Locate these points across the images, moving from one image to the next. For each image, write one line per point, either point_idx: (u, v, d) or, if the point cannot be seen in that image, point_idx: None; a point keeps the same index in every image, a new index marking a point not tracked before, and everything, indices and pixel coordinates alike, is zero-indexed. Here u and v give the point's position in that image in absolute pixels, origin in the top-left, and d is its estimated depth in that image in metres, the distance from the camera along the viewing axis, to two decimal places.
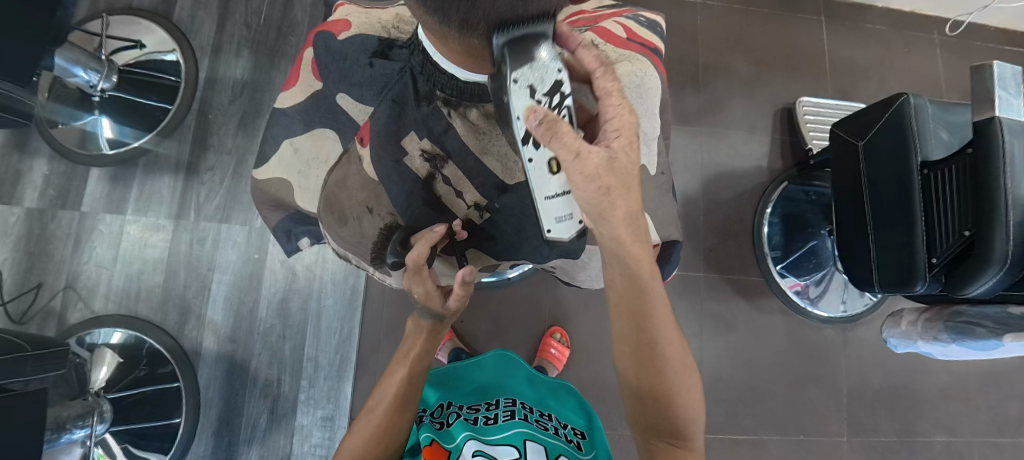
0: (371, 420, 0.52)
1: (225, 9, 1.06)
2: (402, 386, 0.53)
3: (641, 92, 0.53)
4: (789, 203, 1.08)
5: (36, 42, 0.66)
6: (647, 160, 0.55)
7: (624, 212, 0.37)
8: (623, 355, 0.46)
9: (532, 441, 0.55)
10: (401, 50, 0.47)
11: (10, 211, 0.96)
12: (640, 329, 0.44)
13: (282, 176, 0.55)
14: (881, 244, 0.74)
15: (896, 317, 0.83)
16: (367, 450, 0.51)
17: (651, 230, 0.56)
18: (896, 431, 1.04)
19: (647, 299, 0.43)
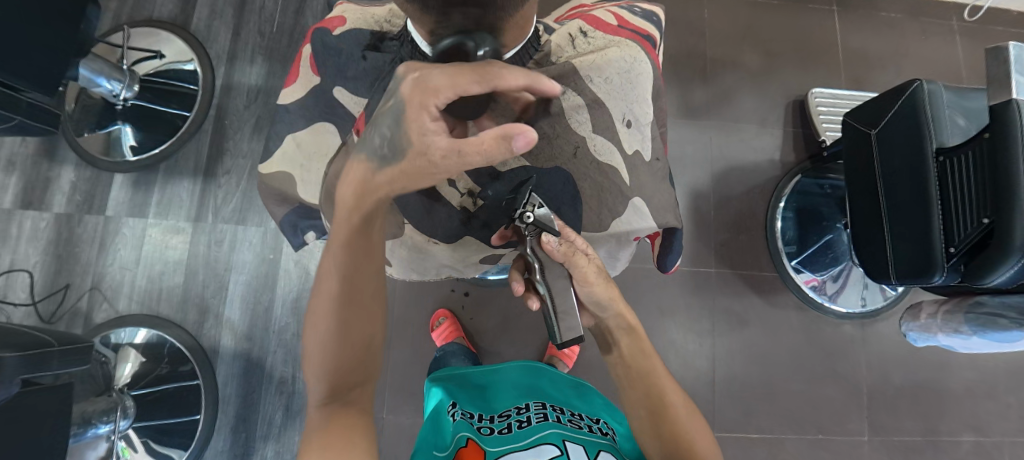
0: (325, 323, 0.39)
1: (239, 17, 1.10)
2: (348, 249, 0.37)
3: (630, 78, 0.56)
4: (802, 196, 1.06)
5: (59, 51, 0.70)
6: (640, 145, 0.57)
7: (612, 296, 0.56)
8: (631, 397, 0.54)
9: (570, 441, 0.50)
10: (391, 42, 0.54)
11: (41, 216, 1.01)
12: (642, 369, 0.54)
13: (284, 170, 0.54)
14: (896, 234, 0.72)
15: (914, 310, 0.80)
16: (345, 360, 0.41)
17: (644, 214, 0.56)
18: (921, 430, 1.01)
19: (639, 342, 0.56)
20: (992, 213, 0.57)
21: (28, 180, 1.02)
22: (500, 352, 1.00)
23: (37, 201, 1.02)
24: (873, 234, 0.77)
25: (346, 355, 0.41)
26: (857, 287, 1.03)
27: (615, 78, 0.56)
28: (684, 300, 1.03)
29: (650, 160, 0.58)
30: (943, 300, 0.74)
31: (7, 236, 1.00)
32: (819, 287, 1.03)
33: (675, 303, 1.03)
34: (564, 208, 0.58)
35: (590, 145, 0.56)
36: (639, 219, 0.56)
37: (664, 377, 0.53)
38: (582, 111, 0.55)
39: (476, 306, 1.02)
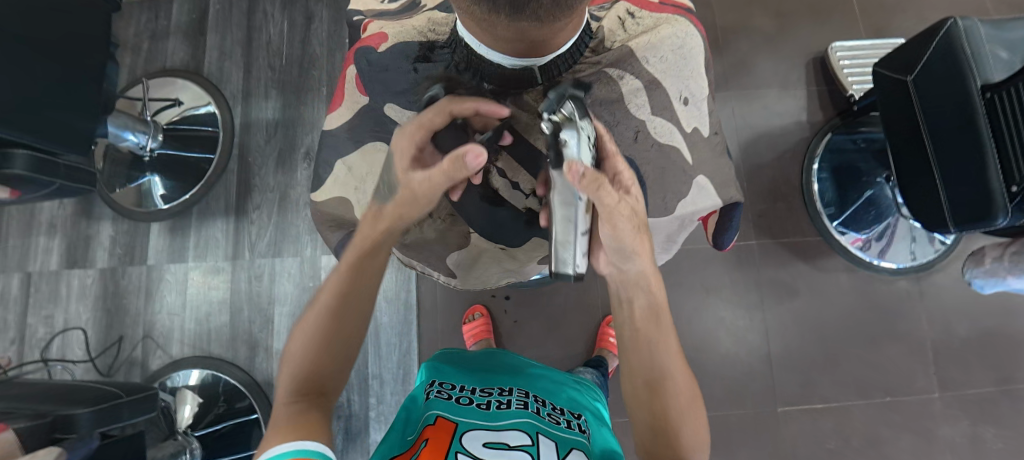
0: (316, 312, 0.43)
1: (249, 55, 1.11)
2: (350, 264, 0.44)
3: (684, 54, 0.55)
4: (836, 155, 1.03)
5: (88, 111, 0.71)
6: (699, 121, 0.57)
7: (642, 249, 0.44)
8: (632, 377, 0.47)
9: (544, 435, 0.49)
10: (442, 50, 0.54)
11: (87, 273, 1.04)
12: (651, 352, 0.45)
13: (341, 194, 0.59)
14: (948, 180, 0.68)
15: (977, 256, 0.77)
16: (321, 356, 0.42)
17: (708, 190, 0.57)
18: (994, 380, 0.96)
19: (658, 318, 0.45)
20: None
21: (70, 240, 1.06)
22: (547, 351, 0.99)
23: (81, 259, 1.05)
24: (922, 183, 0.73)
25: (324, 349, 0.42)
26: (904, 241, 0.99)
27: (671, 56, 0.55)
28: (727, 276, 1.02)
29: (709, 134, 0.57)
30: (1009, 242, 0.70)
31: (59, 297, 1.04)
32: (866, 247, 1.00)
33: (719, 281, 1.01)
34: None
35: (651, 128, 0.56)
36: (704, 197, 0.57)
37: (673, 361, 0.45)
38: (641, 94, 0.55)
39: (519, 308, 1.01)
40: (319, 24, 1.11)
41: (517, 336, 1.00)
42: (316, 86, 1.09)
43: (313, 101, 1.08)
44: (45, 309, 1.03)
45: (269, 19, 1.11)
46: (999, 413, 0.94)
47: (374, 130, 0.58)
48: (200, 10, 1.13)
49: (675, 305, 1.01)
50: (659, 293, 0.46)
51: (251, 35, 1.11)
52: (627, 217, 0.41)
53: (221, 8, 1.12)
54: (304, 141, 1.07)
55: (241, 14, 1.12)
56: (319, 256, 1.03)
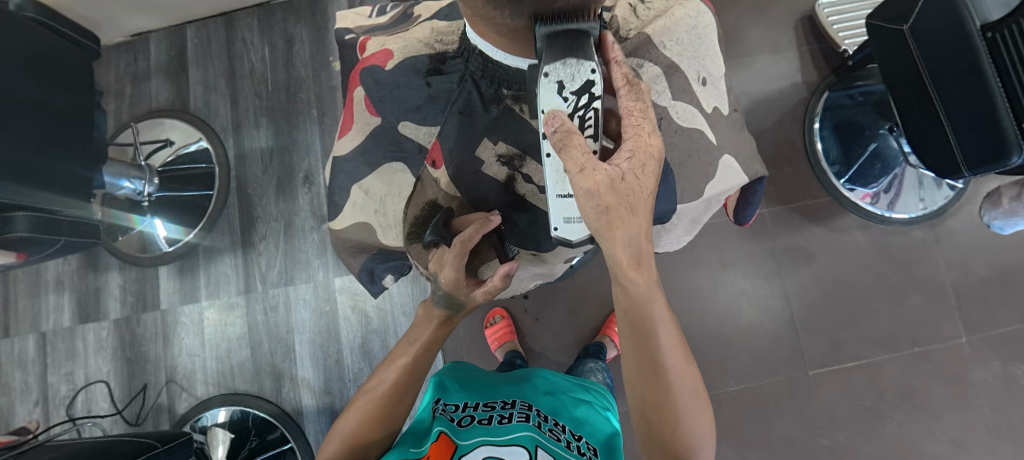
0: (369, 403, 0.47)
1: (234, 86, 1.10)
2: (402, 374, 0.48)
3: (698, 34, 0.56)
4: (836, 113, 1.02)
5: (72, 158, 0.69)
6: (717, 101, 0.57)
7: (624, 233, 0.37)
8: (627, 372, 0.43)
9: (542, 449, 0.49)
10: (454, 61, 0.55)
11: (101, 326, 1.04)
12: (643, 349, 0.41)
13: (362, 219, 0.57)
14: (955, 126, 0.64)
15: (995, 197, 0.77)
16: (362, 437, 0.47)
17: (737, 167, 0.56)
18: (1020, 317, 0.95)
19: (647, 313, 0.40)
20: None
21: (80, 295, 1.05)
22: (572, 345, 0.98)
23: (94, 312, 1.04)
24: (927, 131, 0.69)
25: (370, 435, 0.47)
26: (912, 190, 0.98)
27: (685, 37, 0.55)
28: (742, 247, 1.01)
29: (729, 112, 0.59)
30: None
31: (76, 353, 1.03)
32: (875, 201, 0.99)
33: (734, 253, 1.01)
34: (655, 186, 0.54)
35: (673, 113, 0.54)
36: (732, 176, 0.56)
37: (670, 354, 0.41)
38: (661, 80, 0.54)
39: (538, 305, 1.00)
40: (299, 46, 1.09)
41: (540, 334, 0.99)
42: (305, 109, 1.07)
43: (305, 124, 1.07)
44: (64, 366, 1.03)
45: (249, 47, 1.10)
46: None
47: (388, 151, 0.57)
48: (179, 46, 1.11)
49: (693, 282, 1.01)
50: (642, 281, 0.40)
51: (234, 65, 1.10)
52: (586, 189, 0.36)
53: (199, 42, 1.11)
54: (301, 165, 1.06)
55: (220, 45, 1.10)
56: (331, 279, 1.02)
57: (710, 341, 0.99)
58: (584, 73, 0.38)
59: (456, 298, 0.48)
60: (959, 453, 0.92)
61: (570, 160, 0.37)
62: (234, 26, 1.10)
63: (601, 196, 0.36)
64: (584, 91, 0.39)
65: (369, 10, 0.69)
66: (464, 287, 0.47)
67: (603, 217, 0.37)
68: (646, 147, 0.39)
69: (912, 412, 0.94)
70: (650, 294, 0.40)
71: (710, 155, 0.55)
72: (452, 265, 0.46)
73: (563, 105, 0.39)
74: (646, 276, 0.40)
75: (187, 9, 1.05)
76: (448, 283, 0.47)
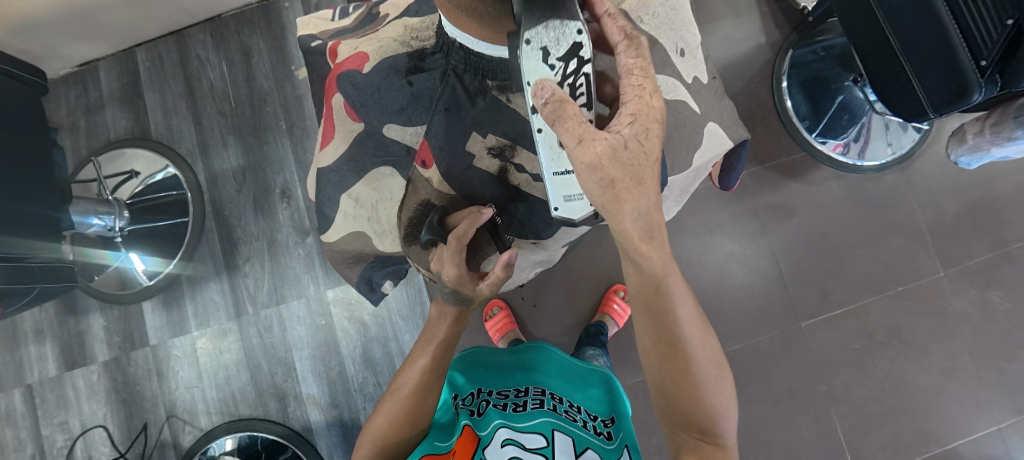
0: (396, 404, 0.49)
1: (195, 106, 1.06)
2: (425, 374, 0.49)
3: (672, 5, 0.56)
4: (801, 70, 1.04)
5: (34, 201, 0.66)
6: (696, 71, 0.58)
7: (630, 206, 0.38)
8: (646, 349, 0.45)
9: (560, 431, 0.52)
10: (435, 55, 0.52)
11: (90, 370, 1.00)
12: (660, 326, 0.43)
13: (356, 229, 0.58)
14: (917, 68, 0.65)
15: (961, 135, 0.80)
16: (393, 437, 0.48)
17: (720, 134, 0.58)
18: (990, 246, 0.99)
19: (664, 289, 0.41)
20: None
21: (62, 342, 1.01)
22: (572, 326, 1.00)
23: (80, 357, 1.00)
24: (893, 78, 0.70)
25: (401, 435, 0.49)
26: (879, 138, 1.01)
27: (661, 10, 0.55)
28: (726, 211, 1.03)
29: (708, 80, 0.60)
30: (986, 115, 0.72)
31: (68, 401, 0.99)
32: (846, 151, 1.02)
33: (720, 218, 1.03)
34: None
35: (656, 87, 0.54)
36: (718, 143, 0.57)
37: (689, 328, 0.42)
38: None
39: (534, 292, 1.00)
40: (258, 58, 1.05)
41: (540, 320, 1.00)
42: (273, 122, 1.04)
43: (275, 138, 1.04)
44: (57, 416, 0.99)
45: (205, 64, 1.06)
46: (1002, 276, 0.98)
47: (376, 156, 0.57)
48: (131, 71, 1.06)
49: (682, 251, 1.03)
50: (656, 258, 0.41)
51: (192, 85, 1.06)
52: (587, 164, 0.37)
53: (152, 65, 1.06)
54: (276, 181, 1.03)
55: (174, 66, 1.06)
56: (324, 291, 1.00)
57: (704, 305, 1.02)
58: (568, 37, 0.38)
59: (463, 294, 0.48)
60: (947, 381, 0.97)
61: (567, 131, 0.37)
62: (187, 44, 1.06)
63: (604, 168, 0.37)
64: (572, 57, 0.38)
65: (331, 12, 0.67)
66: (468, 282, 0.47)
67: (606, 191, 0.38)
68: (648, 111, 0.39)
69: (901, 349, 0.98)
70: (664, 271, 0.41)
71: (690, 123, 0.55)
72: (452, 261, 0.46)
73: (549, 73, 0.38)
74: (657, 251, 0.41)
75: (133, 31, 1.00)
76: (451, 280, 0.47)
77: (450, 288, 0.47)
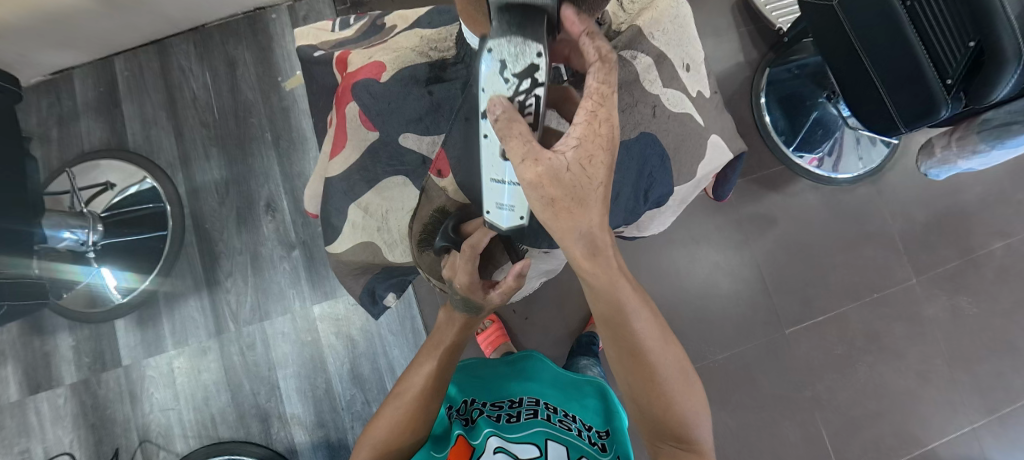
0: (399, 409, 0.49)
1: (176, 117, 1.03)
2: (429, 381, 0.50)
3: (680, 23, 0.58)
4: (777, 88, 1.09)
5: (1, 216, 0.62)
6: (699, 85, 0.60)
7: (571, 228, 0.37)
8: (613, 360, 0.47)
9: (554, 440, 0.52)
10: (455, 67, 0.56)
11: (56, 393, 0.94)
12: (620, 338, 0.44)
13: (365, 240, 0.57)
14: (889, 85, 0.70)
15: (929, 149, 0.85)
16: (394, 442, 0.49)
17: (722, 145, 0.60)
18: (957, 254, 1.05)
19: (615, 303, 0.42)
20: (975, 36, 0.55)
21: (25, 364, 0.95)
22: (563, 338, 1.00)
23: (45, 381, 0.94)
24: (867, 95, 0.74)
25: (401, 440, 0.49)
26: (851, 152, 1.07)
27: (671, 27, 0.57)
28: (711, 222, 1.06)
29: (710, 95, 0.62)
30: (953, 129, 0.77)
31: (30, 427, 0.93)
32: (821, 164, 1.07)
33: (705, 229, 1.06)
34: (655, 172, 0.56)
35: (665, 100, 0.56)
36: (720, 155, 0.60)
37: (646, 338, 0.44)
38: (653, 69, 0.55)
39: (525, 305, 1.00)
40: (244, 69, 1.03)
41: (531, 332, 1.00)
42: (259, 134, 1.02)
43: (261, 150, 1.02)
44: (18, 444, 0.93)
45: (188, 74, 1.03)
46: (969, 283, 1.04)
47: (388, 165, 0.57)
48: (108, 80, 1.03)
49: (670, 261, 1.05)
50: (606, 271, 0.41)
51: (173, 95, 1.03)
52: (529, 182, 0.35)
53: (131, 74, 1.03)
54: (262, 193, 1.01)
55: (155, 76, 1.03)
56: (309, 307, 0.98)
57: (693, 314, 1.04)
58: (527, 56, 0.36)
59: (474, 301, 0.48)
60: (923, 384, 1.00)
61: (512, 149, 0.35)
62: (169, 53, 1.03)
63: (544, 188, 0.35)
64: (526, 76, 0.37)
65: (330, 23, 0.66)
66: (479, 290, 0.47)
67: (547, 208, 0.37)
68: (596, 138, 0.37)
69: (879, 354, 1.02)
70: (618, 286, 0.42)
71: (694, 135, 0.57)
72: (465, 269, 0.45)
73: (503, 87, 0.37)
74: (603, 267, 0.41)
75: (112, 40, 0.97)
76: (463, 287, 0.46)
77: (460, 294, 0.47)
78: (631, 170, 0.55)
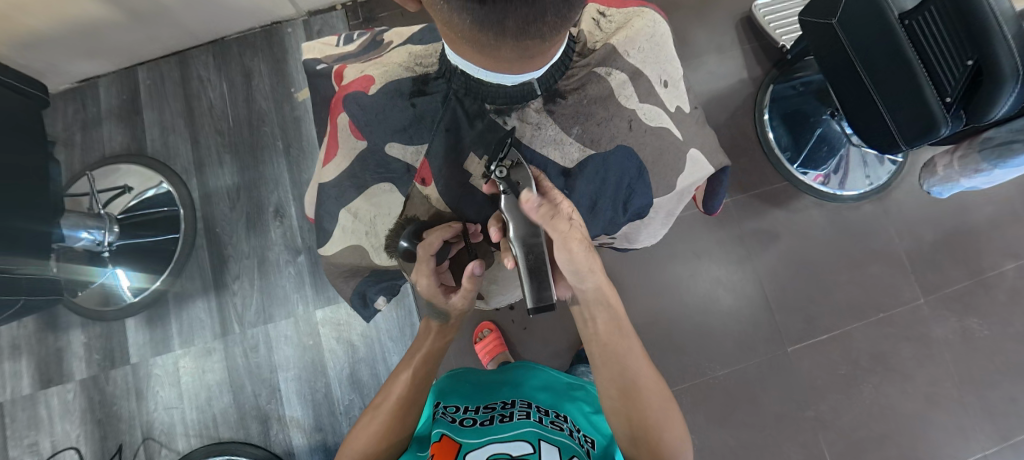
0: (378, 420, 0.52)
1: (193, 124, 1.07)
2: (409, 387, 0.53)
3: (656, 41, 0.59)
4: (780, 103, 1.10)
5: (24, 217, 0.66)
6: (678, 101, 0.61)
7: (600, 271, 0.48)
8: (609, 391, 0.53)
9: (546, 441, 0.52)
10: (437, 80, 0.54)
11: (66, 388, 0.97)
12: (620, 358, 0.51)
13: (353, 243, 0.59)
14: (888, 101, 0.70)
15: (931, 166, 0.85)
16: (376, 450, 0.51)
17: (700, 159, 0.60)
18: (967, 274, 1.03)
19: (621, 330, 0.52)
20: (973, 55, 0.55)
21: (39, 358, 0.98)
22: (561, 350, 1.00)
23: (56, 375, 0.97)
24: (870, 110, 0.75)
25: (379, 447, 0.51)
26: (857, 169, 1.06)
27: (646, 45, 0.58)
28: (712, 237, 1.06)
29: (689, 110, 0.63)
30: (954, 147, 0.77)
31: (40, 421, 0.96)
32: (826, 181, 1.06)
33: (706, 244, 1.06)
34: (634, 183, 0.58)
35: (642, 115, 0.57)
36: (701, 169, 0.60)
37: (642, 367, 0.52)
38: (628, 85, 0.56)
39: (524, 314, 1.01)
40: (259, 80, 1.08)
41: (529, 341, 1.01)
42: (271, 142, 1.06)
43: (272, 158, 1.05)
44: (27, 437, 0.95)
45: (206, 83, 1.08)
46: (979, 304, 1.01)
47: (376, 172, 0.58)
48: (130, 88, 1.08)
49: (671, 275, 1.05)
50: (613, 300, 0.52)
51: (191, 104, 1.07)
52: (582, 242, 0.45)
53: (153, 82, 1.08)
54: (272, 200, 1.04)
55: (174, 85, 1.08)
56: (312, 311, 1.00)
57: (693, 329, 1.03)
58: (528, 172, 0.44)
59: (438, 305, 0.54)
60: (932, 407, 0.98)
61: (563, 224, 0.43)
62: (188, 63, 1.08)
63: (587, 244, 0.46)
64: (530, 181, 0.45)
65: (335, 38, 0.69)
66: (441, 295, 0.53)
67: (590, 259, 0.46)
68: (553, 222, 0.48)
69: (885, 375, 1.00)
70: (621, 319, 0.52)
71: (672, 148, 0.58)
72: (424, 274, 0.51)
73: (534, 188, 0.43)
74: (615, 301, 0.52)
75: (136, 51, 1.02)
76: (425, 291, 0.52)
77: (424, 297, 0.53)
78: (608, 182, 0.57)
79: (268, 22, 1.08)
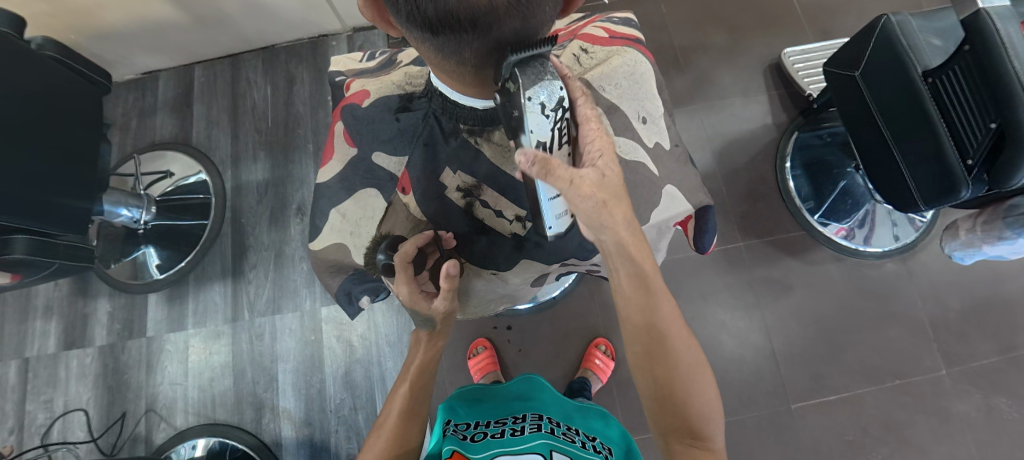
0: (381, 439, 0.52)
1: (236, 121, 1.15)
2: (406, 402, 0.53)
3: (636, 80, 0.61)
4: (804, 152, 1.08)
5: (77, 192, 0.73)
6: (658, 137, 0.62)
7: (622, 218, 0.43)
8: (636, 356, 0.49)
9: (559, 452, 0.52)
10: (420, 100, 0.60)
11: (85, 352, 1.04)
12: (650, 325, 0.47)
13: (338, 241, 0.60)
14: (907, 158, 0.68)
15: (953, 230, 0.81)
16: None
17: (679, 198, 0.59)
18: (996, 350, 0.96)
19: (648, 288, 0.46)
20: (996, 117, 0.53)
21: (67, 320, 1.05)
22: (553, 376, 0.99)
23: (79, 339, 1.04)
24: (888, 166, 0.73)
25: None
26: (885, 226, 1.03)
27: (624, 82, 0.61)
28: (720, 280, 1.04)
29: (670, 147, 0.62)
30: (978, 212, 0.73)
31: (58, 379, 1.02)
32: (849, 235, 1.03)
33: (714, 286, 1.04)
34: None
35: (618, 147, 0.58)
36: (677, 204, 0.59)
37: (672, 328, 0.47)
38: (602, 118, 0.60)
39: (520, 336, 1.01)
40: (300, 86, 1.15)
41: (523, 364, 1.00)
42: (302, 144, 1.13)
43: (302, 158, 1.12)
44: (44, 393, 1.02)
45: (252, 85, 1.16)
46: (1008, 383, 0.94)
47: (364, 178, 0.61)
48: (186, 83, 1.18)
49: None
50: (644, 258, 0.46)
51: (237, 102, 1.16)
52: (586, 196, 0.41)
53: (206, 80, 1.17)
54: (296, 198, 1.10)
55: (225, 83, 1.17)
56: (319, 308, 1.03)
57: None
58: (555, 91, 0.39)
59: (420, 310, 0.54)
60: None
61: (559, 179, 0.40)
62: (240, 66, 1.17)
63: (597, 196, 0.41)
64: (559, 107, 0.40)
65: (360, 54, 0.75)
66: (421, 300, 0.54)
67: (603, 213, 0.42)
68: (606, 147, 0.45)
69: (897, 447, 0.93)
70: (649, 270, 0.46)
71: (646, 183, 0.58)
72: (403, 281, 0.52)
73: (542, 127, 0.39)
74: (644, 251, 0.46)
75: (196, 51, 1.12)
76: (406, 298, 0.53)
77: (407, 306, 0.54)
78: None
79: (316, 34, 1.16)
